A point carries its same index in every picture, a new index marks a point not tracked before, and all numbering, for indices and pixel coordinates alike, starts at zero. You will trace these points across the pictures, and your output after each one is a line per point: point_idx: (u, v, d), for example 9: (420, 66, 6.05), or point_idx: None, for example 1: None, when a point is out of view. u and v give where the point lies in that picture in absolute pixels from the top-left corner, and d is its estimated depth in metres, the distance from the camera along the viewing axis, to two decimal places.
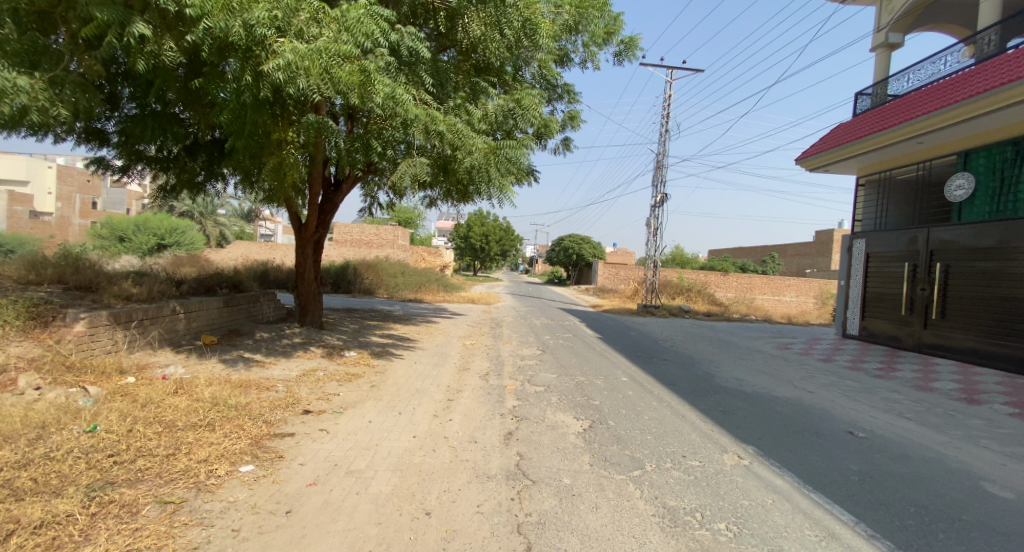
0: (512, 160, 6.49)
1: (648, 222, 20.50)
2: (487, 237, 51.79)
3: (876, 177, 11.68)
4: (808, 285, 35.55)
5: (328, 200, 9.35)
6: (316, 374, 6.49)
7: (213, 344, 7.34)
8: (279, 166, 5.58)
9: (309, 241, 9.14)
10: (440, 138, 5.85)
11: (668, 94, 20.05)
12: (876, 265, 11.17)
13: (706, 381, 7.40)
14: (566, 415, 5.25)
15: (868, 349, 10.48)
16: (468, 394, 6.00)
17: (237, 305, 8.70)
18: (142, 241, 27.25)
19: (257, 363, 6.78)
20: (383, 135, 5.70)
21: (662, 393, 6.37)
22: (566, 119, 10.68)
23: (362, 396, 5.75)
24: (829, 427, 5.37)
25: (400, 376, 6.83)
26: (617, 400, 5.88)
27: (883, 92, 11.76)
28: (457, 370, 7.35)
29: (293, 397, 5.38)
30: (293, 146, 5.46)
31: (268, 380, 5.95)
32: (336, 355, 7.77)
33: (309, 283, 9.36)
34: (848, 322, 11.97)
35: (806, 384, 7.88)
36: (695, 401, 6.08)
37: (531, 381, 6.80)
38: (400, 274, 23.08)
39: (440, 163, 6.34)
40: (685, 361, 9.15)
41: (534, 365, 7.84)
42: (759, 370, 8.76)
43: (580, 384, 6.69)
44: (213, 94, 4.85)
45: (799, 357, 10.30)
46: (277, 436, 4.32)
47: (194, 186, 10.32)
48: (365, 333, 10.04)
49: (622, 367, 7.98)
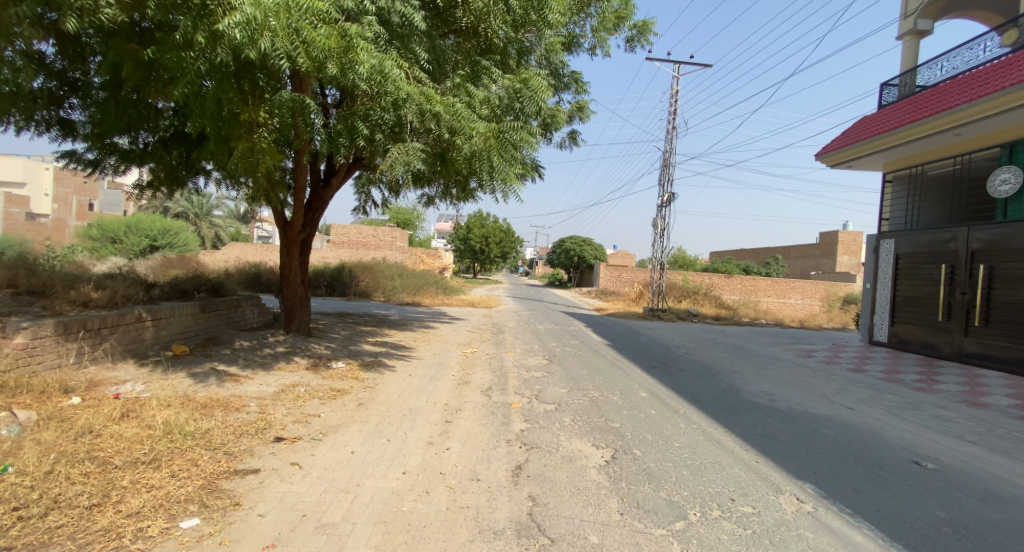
0: (520, 146, 5.78)
1: (654, 223, 19.78)
2: (487, 239, 51.05)
3: (905, 173, 10.96)
4: (815, 287, 34.70)
5: (316, 197, 8.62)
6: (296, 391, 5.73)
7: (185, 355, 6.58)
8: (249, 154, 4.70)
9: (294, 241, 8.39)
10: (438, 121, 5.16)
11: (675, 90, 19.33)
12: (906, 267, 10.42)
13: (733, 396, 6.66)
14: (583, 442, 4.50)
15: (900, 358, 9.71)
16: (469, 416, 5.22)
17: (215, 311, 7.95)
18: (134, 242, 26.51)
19: (231, 377, 6.01)
20: (373, 117, 5.00)
21: (689, 412, 5.62)
22: (573, 110, 9.92)
23: (347, 418, 4.98)
24: (891, 459, 4.64)
25: (393, 392, 6.06)
26: (640, 422, 5.12)
27: (911, 82, 11.04)
28: (456, 384, 6.59)
29: (265, 421, 4.61)
30: (267, 131, 4.67)
31: (240, 399, 5.19)
32: (321, 367, 7.00)
33: (295, 286, 8.60)
34: (875, 328, 11.21)
35: (842, 398, 7.15)
36: (728, 422, 5.33)
37: (540, 397, 6.03)
38: (397, 277, 22.31)
39: (438, 152, 5.65)
40: (705, 372, 8.36)
41: (542, 378, 7.06)
42: (787, 382, 8.01)
43: (594, 400, 5.93)
44: (166, 63, 4.07)
45: (826, 366, 9.51)
46: (237, 474, 3.55)
47: (175, 182, 9.55)
48: (356, 340, 9.26)
49: (639, 380, 7.22)
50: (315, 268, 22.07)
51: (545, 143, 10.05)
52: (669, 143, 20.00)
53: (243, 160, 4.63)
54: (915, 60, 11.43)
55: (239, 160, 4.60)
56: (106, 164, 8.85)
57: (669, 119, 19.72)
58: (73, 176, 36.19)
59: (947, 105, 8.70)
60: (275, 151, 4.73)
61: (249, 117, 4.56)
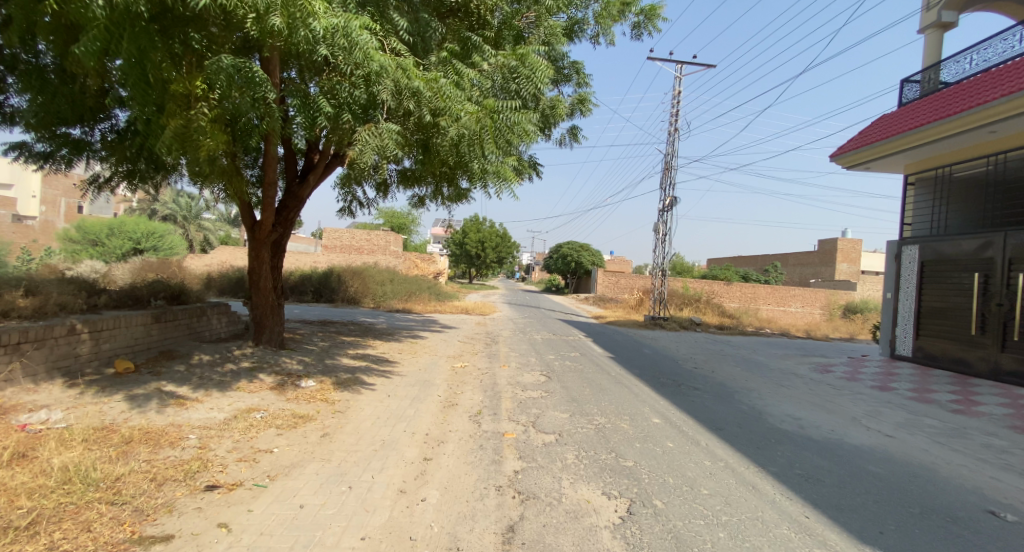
0: (516, 133, 4.93)
1: (655, 228, 19.02)
2: (483, 244, 50.29)
3: (929, 175, 10.22)
4: (815, 295, 34.02)
5: (292, 194, 7.83)
6: (251, 418, 4.88)
7: (128, 373, 5.71)
8: (186, 136, 3.89)
9: (264, 243, 7.47)
10: (417, 100, 4.39)
11: (678, 91, 18.63)
12: (933, 276, 9.65)
13: (756, 421, 5.84)
14: (591, 488, 3.69)
15: (928, 375, 8.90)
16: (453, 452, 4.36)
17: (173, 320, 7.09)
18: (116, 246, 25.49)
19: (177, 400, 5.15)
20: (341, 93, 4.26)
21: (712, 444, 4.80)
22: (574, 103, 9.12)
23: (305, 455, 4.13)
24: (965, 509, 3.80)
25: (365, 418, 5.20)
26: (656, 459, 4.31)
27: (935, 77, 10.32)
28: (441, 408, 5.73)
29: (200, 462, 3.76)
30: (206, 107, 3.86)
31: (177, 431, 4.33)
32: (288, 386, 6.13)
33: (266, 292, 7.71)
34: (896, 341, 10.42)
35: (875, 422, 6.37)
36: (758, 458, 4.51)
37: (537, 426, 5.17)
38: (390, 281, 21.31)
39: (421, 137, 4.86)
40: (720, 391, 7.53)
41: (540, 399, 6.23)
42: (809, 402, 7.22)
43: (601, 429, 5.10)
44: (72, 12, 3.29)
45: (849, 383, 8.71)
46: (140, 544, 2.70)
47: (138, 177, 8.57)
48: (334, 353, 8.39)
49: (647, 401, 6.42)
50: (304, 273, 21.20)
51: (543, 139, 9.23)
52: (672, 146, 19.23)
53: (175, 139, 3.77)
54: (939, 54, 10.73)
55: (170, 139, 3.73)
56: (58, 157, 7.76)
57: (671, 122, 18.98)
58: (62, 177, 35.27)
59: (981, 99, 7.92)
60: (218, 131, 3.90)
61: (182, 87, 3.74)
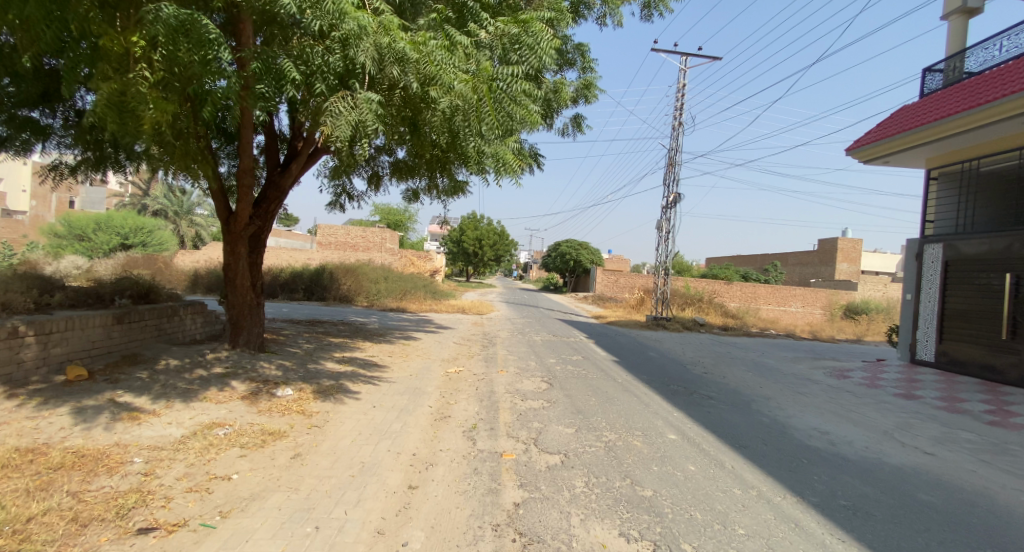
0: (521, 105, 4.34)
1: (658, 225, 18.41)
2: (480, 242, 49.68)
3: (953, 169, 9.65)
4: (817, 295, 33.49)
5: (273, 185, 7.22)
6: (212, 435, 4.27)
7: (80, 381, 5.11)
8: (121, 102, 3.34)
9: (241, 237, 6.86)
10: (402, 66, 3.83)
11: (682, 84, 18.02)
12: (959, 276, 9.09)
13: (780, 436, 5.27)
14: (608, 528, 3.09)
15: (954, 381, 8.34)
16: (443, 478, 3.75)
17: (138, 321, 6.49)
18: (104, 241, 24.73)
19: (130, 414, 4.53)
20: (313, 58, 3.77)
21: (739, 466, 4.19)
22: (580, 89, 8.50)
23: (270, 483, 3.53)
24: None
25: (345, 435, 4.58)
26: (678, 488, 3.71)
27: (959, 66, 9.75)
28: (432, 422, 5.12)
29: (139, 496, 3.15)
30: (148, 71, 3.30)
31: (120, 454, 3.72)
32: (263, 395, 5.52)
33: (243, 291, 7.10)
34: (917, 345, 9.85)
35: (909, 435, 5.80)
36: (793, 484, 3.91)
37: (540, 444, 4.56)
38: (384, 279, 20.63)
39: (409, 110, 4.35)
40: (735, 400, 6.95)
41: (542, 411, 5.63)
42: (832, 412, 6.65)
43: (612, 448, 4.50)
44: None
45: (870, 390, 8.14)
46: None
47: (104, 164, 7.86)
48: (319, 356, 7.79)
49: (659, 412, 5.82)
50: (295, 271, 20.54)
51: (546, 127, 8.62)
52: (676, 140, 18.61)
53: (108, 109, 3.24)
54: (963, 42, 10.15)
55: (103, 107, 3.21)
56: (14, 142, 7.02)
57: (675, 116, 18.36)
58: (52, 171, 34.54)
59: (1006, 90, 7.37)
60: (162, 100, 3.35)
61: (116, 47, 3.22)
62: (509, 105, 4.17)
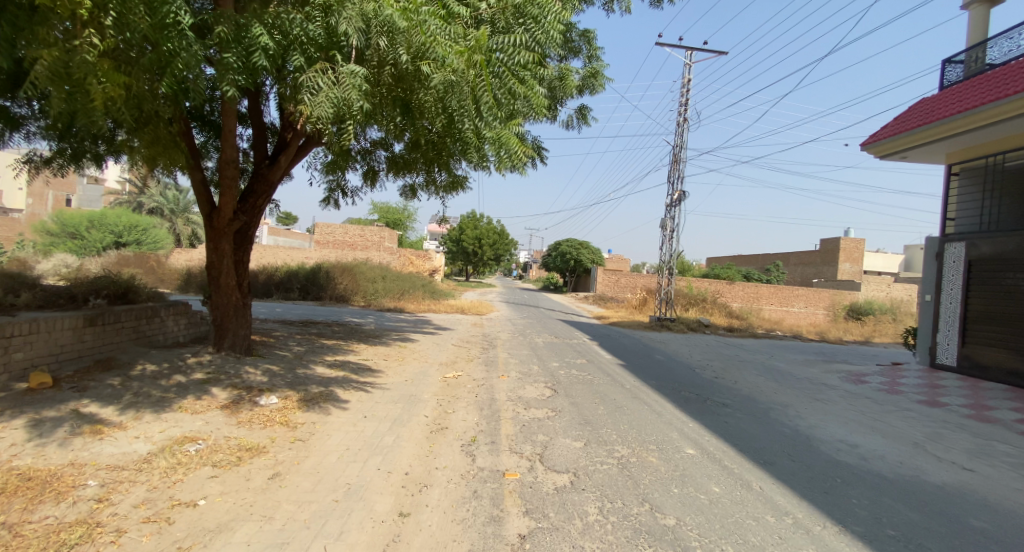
0: (525, 80, 4.14)
1: (662, 223, 17.97)
2: (480, 241, 49.24)
3: (975, 164, 9.23)
4: (819, 295, 33.06)
5: (261, 178, 6.78)
6: (183, 452, 3.84)
7: (44, 389, 4.68)
8: (61, 75, 3.04)
9: (225, 233, 6.44)
10: (392, 38, 3.80)
11: (687, 79, 17.59)
12: (984, 277, 8.65)
13: (805, 449, 4.85)
14: None
15: (981, 387, 7.91)
16: (438, 503, 3.32)
17: (114, 323, 6.07)
18: (97, 239, 24.30)
19: (94, 427, 4.10)
20: (290, 27, 3.52)
21: (767, 488, 3.76)
22: (586, 78, 8.06)
23: (243, 510, 3.10)
24: None
25: (332, 451, 4.15)
26: (705, 515, 3.27)
27: (981, 56, 9.33)
28: (429, 435, 4.68)
29: (86, 529, 2.72)
30: (98, 39, 3.03)
31: (73, 477, 3.29)
32: (244, 404, 5.08)
33: (227, 290, 6.68)
34: (937, 348, 9.44)
35: (942, 446, 5.36)
36: (831, 510, 3.47)
37: (546, 461, 4.13)
38: (381, 278, 20.19)
39: (398, 83, 4.27)
40: (751, 408, 6.53)
41: (547, 421, 5.21)
42: (854, 421, 6.24)
43: (627, 466, 4.08)
44: None
45: (891, 396, 7.71)
46: None
47: (82, 158, 7.45)
48: (309, 360, 7.35)
49: (672, 422, 5.41)
50: (291, 269, 20.12)
51: (550, 118, 8.18)
52: (680, 137, 18.17)
53: (51, 82, 2.96)
54: (984, 32, 9.72)
55: (44, 79, 2.91)
56: None
57: (680, 111, 17.92)
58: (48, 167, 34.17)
59: None
60: (114, 73, 3.14)
61: (59, 8, 2.83)
62: (511, 80, 3.96)
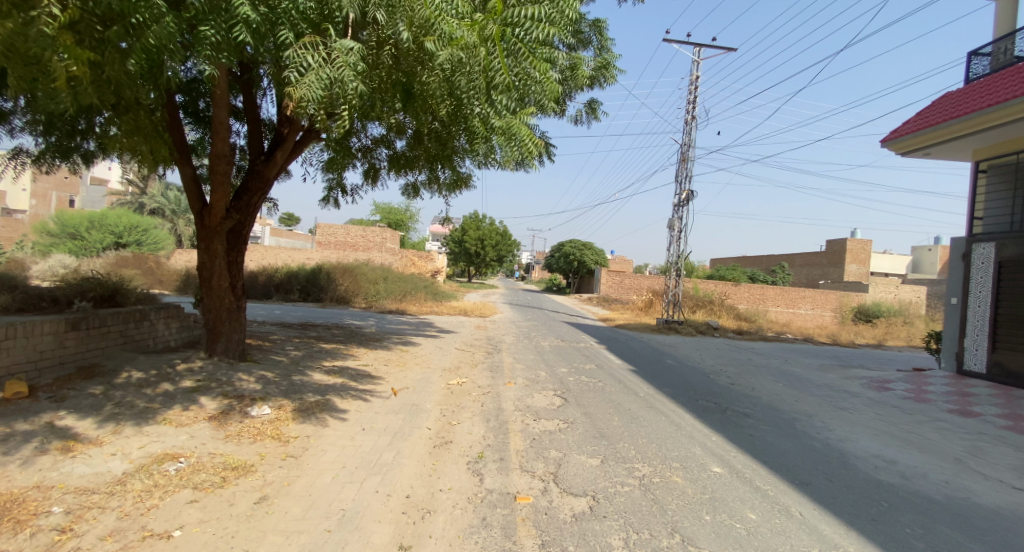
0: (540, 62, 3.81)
1: (669, 223, 17.59)
2: (482, 242, 48.92)
3: (1005, 161, 8.81)
4: (826, 297, 32.61)
5: (255, 174, 6.43)
6: (163, 472, 3.48)
7: (19, 400, 4.34)
8: (17, 48, 2.70)
9: (216, 232, 6.10)
10: (391, 12, 3.52)
11: (695, 76, 17.20)
12: (1015, 279, 8.24)
13: (839, 466, 4.47)
14: None
15: (1014, 396, 7.49)
16: (444, 533, 2.95)
17: (99, 327, 5.73)
18: (97, 240, 24.06)
19: (67, 443, 3.74)
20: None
21: (809, 514, 3.39)
22: (597, 70, 7.69)
23: (223, 542, 2.74)
24: None
25: (327, 469, 3.78)
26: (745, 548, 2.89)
27: (1010, 47, 8.91)
28: (433, 450, 4.31)
29: None
30: (60, 9, 2.71)
31: (37, 503, 2.93)
32: (234, 415, 4.72)
33: (219, 292, 6.34)
34: (965, 353, 9.02)
35: (986, 462, 4.97)
36: (883, 541, 3.10)
37: (561, 482, 3.75)
38: (383, 280, 19.85)
39: (397, 64, 3.97)
40: (774, 418, 6.14)
41: (560, 434, 4.84)
42: (886, 432, 5.84)
43: (652, 488, 3.69)
44: None
45: (919, 405, 7.30)
46: None
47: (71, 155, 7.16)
48: (306, 366, 6.99)
49: (693, 435, 5.04)
50: (291, 270, 19.80)
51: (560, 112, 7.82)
52: (688, 136, 17.79)
53: (7, 57, 2.64)
54: (1012, 23, 9.31)
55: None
56: None
57: (688, 110, 17.54)
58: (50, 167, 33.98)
59: None
60: (80, 48, 2.82)
61: None
62: (527, 59, 3.59)
